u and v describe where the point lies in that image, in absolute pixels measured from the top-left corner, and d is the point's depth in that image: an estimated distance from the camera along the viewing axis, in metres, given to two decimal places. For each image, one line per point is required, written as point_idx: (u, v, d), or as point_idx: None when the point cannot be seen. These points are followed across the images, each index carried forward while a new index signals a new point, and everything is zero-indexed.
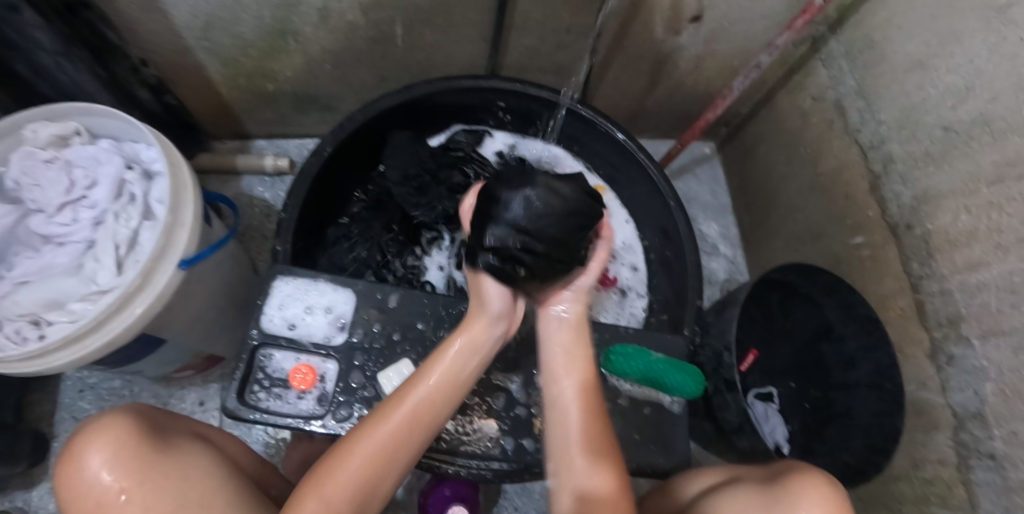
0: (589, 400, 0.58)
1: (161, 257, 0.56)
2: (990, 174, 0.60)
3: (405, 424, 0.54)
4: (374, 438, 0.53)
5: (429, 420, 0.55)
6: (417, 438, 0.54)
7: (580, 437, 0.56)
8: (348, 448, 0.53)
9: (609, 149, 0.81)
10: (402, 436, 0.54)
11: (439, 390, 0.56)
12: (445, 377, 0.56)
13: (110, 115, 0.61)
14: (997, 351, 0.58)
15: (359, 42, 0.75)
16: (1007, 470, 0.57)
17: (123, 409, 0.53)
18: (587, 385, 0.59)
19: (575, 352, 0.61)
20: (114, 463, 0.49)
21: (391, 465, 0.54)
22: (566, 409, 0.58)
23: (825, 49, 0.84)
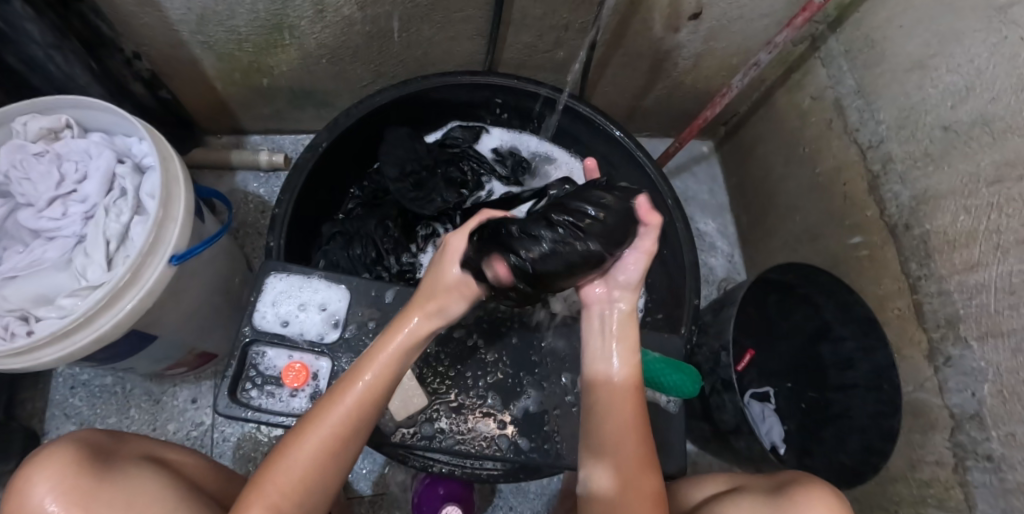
0: (635, 406, 0.55)
1: (152, 252, 0.55)
2: (990, 174, 0.59)
3: (341, 428, 0.50)
4: (318, 428, 0.50)
5: (365, 419, 0.51)
6: (354, 440, 0.51)
7: (613, 440, 0.54)
8: (284, 458, 0.50)
9: (607, 146, 0.80)
10: (343, 426, 0.50)
11: (379, 384, 0.51)
12: (388, 369, 0.51)
13: (101, 108, 0.61)
14: (995, 353, 0.58)
15: (356, 37, 0.74)
16: (1005, 471, 0.56)
17: (73, 437, 0.54)
18: (632, 388, 0.56)
19: (624, 349, 0.56)
20: (59, 490, 0.50)
21: (332, 468, 0.51)
22: (602, 411, 0.55)
23: (824, 48, 0.84)
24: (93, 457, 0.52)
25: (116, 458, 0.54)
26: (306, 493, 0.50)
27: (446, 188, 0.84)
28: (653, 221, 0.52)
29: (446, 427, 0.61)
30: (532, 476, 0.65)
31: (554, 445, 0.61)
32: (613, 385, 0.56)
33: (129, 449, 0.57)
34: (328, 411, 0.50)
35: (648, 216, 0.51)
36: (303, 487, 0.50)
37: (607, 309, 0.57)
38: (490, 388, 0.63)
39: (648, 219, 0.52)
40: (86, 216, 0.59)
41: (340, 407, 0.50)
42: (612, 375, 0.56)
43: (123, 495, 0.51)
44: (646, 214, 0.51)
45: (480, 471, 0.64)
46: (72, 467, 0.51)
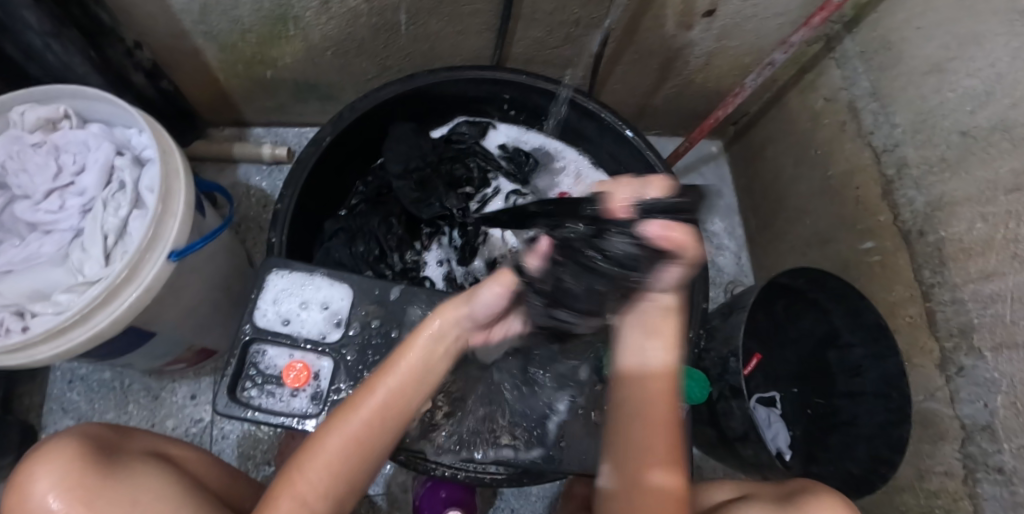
0: (671, 407, 0.48)
1: (150, 248, 0.54)
2: (1008, 182, 0.58)
3: (379, 415, 0.49)
4: (341, 431, 0.48)
5: (400, 409, 0.50)
6: (388, 431, 0.50)
7: (643, 444, 0.48)
8: (316, 445, 0.48)
9: (616, 145, 0.79)
10: (372, 429, 0.49)
11: (418, 371, 0.51)
12: (428, 355, 0.51)
13: (100, 99, 0.59)
14: (1009, 364, 0.57)
15: (361, 29, 0.73)
16: (1016, 485, 0.55)
17: (74, 432, 0.53)
18: (668, 387, 0.48)
19: (660, 345, 0.47)
20: (61, 486, 0.49)
21: (362, 460, 0.49)
22: (632, 409, 0.48)
23: (839, 48, 0.82)
24: (96, 452, 0.51)
25: (118, 454, 0.53)
26: (338, 486, 0.49)
27: (447, 194, 0.83)
28: (679, 240, 0.37)
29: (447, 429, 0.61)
30: (537, 482, 0.64)
31: (559, 449, 0.59)
32: (647, 384, 0.48)
33: (133, 446, 0.55)
34: (364, 396, 0.49)
35: (666, 244, 0.37)
36: (333, 480, 0.48)
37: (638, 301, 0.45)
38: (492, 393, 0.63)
39: (664, 252, 0.38)
40: (83, 210, 0.58)
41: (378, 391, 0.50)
42: (646, 371, 0.48)
43: (126, 492, 0.49)
44: (664, 244, 0.37)
45: (483, 475, 0.63)
46: (74, 463, 0.49)
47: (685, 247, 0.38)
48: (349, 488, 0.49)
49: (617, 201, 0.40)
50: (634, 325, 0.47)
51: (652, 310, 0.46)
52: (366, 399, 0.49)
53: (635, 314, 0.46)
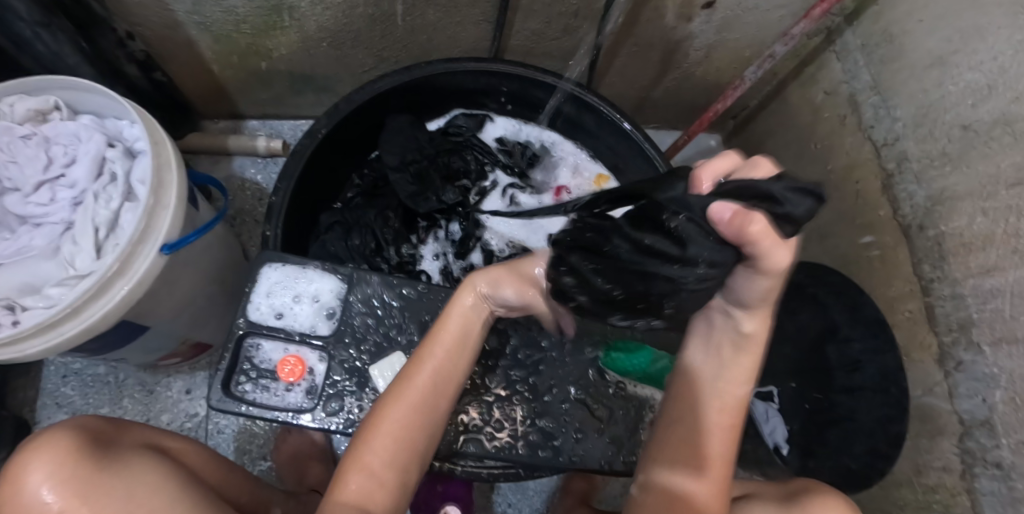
0: (726, 431, 0.53)
1: (142, 241, 0.53)
2: (1010, 176, 0.57)
3: (431, 384, 0.53)
4: (400, 401, 0.52)
5: (449, 380, 0.54)
6: (442, 401, 0.53)
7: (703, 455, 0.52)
8: (380, 421, 0.51)
9: (615, 138, 0.78)
10: (428, 396, 0.52)
11: (458, 343, 0.54)
12: (462, 326, 0.55)
13: (90, 90, 0.58)
14: (1009, 359, 0.56)
15: (357, 20, 0.72)
16: (1015, 480, 0.55)
17: (70, 424, 0.52)
18: (728, 410, 0.53)
19: (732, 366, 0.53)
20: (56, 479, 0.48)
21: (424, 434, 0.52)
22: (690, 409, 0.54)
23: (839, 41, 0.81)
24: (91, 445, 0.50)
25: (115, 448, 0.52)
26: (405, 461, 0.51)
27: (444, 188, 0.81)
28: (756, 227, 0.39)
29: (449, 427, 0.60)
30: (535, 477, 0.63)
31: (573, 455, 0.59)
32: (715, 398, 0.53)
33: (128, 440, 0.55)
34: (415, 369, 0.53)
35: (734, 230, 0.39)
36: (400, 452, 0.51)
37: (719, 317, 0.52)
38: (494, 390, 0.61)
39: (729, 234, 0.40)
40: (74, 203, 0.57)
41: (426, 364, 0.53)
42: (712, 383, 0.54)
43: (122, 485, 0.49)
44: (735, 227, 0.39)
45: (480, 470, 0.62)
46: (69, 455, 0.48)
47: (757, 232, 0.39)
48: (416, 463, 0.52)
49: (707, 172, 0.46)
50: (707, 341, 0.54)
51: (737, 334, 0.51)
52: (420, 367, 0.53)
53: (706, 331, 0.54)
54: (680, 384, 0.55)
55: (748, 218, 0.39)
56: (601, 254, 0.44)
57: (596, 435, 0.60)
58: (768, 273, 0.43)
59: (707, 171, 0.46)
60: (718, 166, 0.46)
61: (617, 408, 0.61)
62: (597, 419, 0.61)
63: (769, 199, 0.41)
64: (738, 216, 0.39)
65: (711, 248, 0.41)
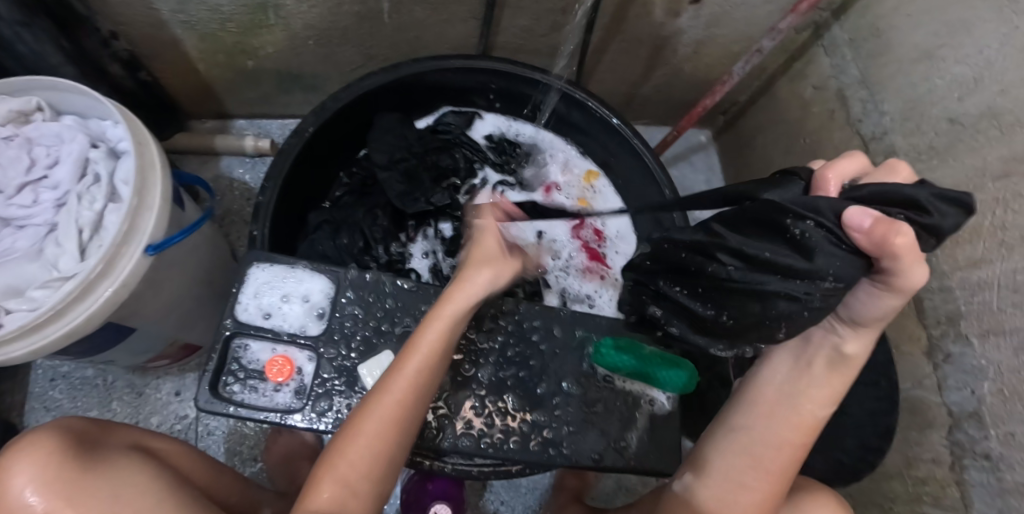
0: (791, 455, 0.55)
1: (126, 242, 0.53)
2: (996, 168, 0.57)
3: (407, 393, 0.51)
4: (376, 410, 0.50)
5: (427, 387, 0.52)
6: (417, 409, 0.52)
7: (751, 466, 0.55)
8: (357, 430, 0.50)
9: (604, 134, 0.78)
10: (404, 404, 0.51)
11: (438, 350, 0.52)
12: (443, 332, 0.53)
13: (73, 90, 0.58)
14: (997, 351, 0.56)
15: (344, 17, 0.71)
16: (1003, 472, 0.56)
17: (56, 425, 0.52)
18: (805, 428, 0.55)
19: (822, 392, 0.54)
20: (41, 481, 0.47)
21: (399, 443, 0.51)
22: (762, 424, 0.56)
23: (827, 35, 0.81)
24: (77, 446, 0.50)
25: (101, 449, 0.52)
26: (378, 470, 0.50)
27: (433, 190, 0.81)
28: (898, 241, 0.40)
29: (447, 425, 0.59)
30: (526, 474, 0.63)
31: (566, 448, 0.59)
32: (784, 419, 0.55)
33: (115, 441, 0.54)
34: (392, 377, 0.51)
35: (879, 237, 0.40)
36: (375, 461, 0.50)
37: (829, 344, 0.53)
38: (485, 383, 0.61)
39: (869, 240, 0.40)
40: (58, 204, 0.57)
41: (404, 372, 0.51)
42: (798, 407, 0.55)
43: (109, 486, 0.49)
44: (870, 236, 0.40)
45: (470, 468, 0.62)
46: (54, 456, 0.48)
47: (900, 245, 0.40)
48: (388, 472, 0.51)
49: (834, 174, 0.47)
50: (792, 366, 0.56)
51: (833, 360, 0.53)
52: (397, 375, 0.51)
53: (800, 350, 0.55)
54: (758, 396, 0.57)
55: (885, 230, 0.40)
56: (704, 281, 0.49)
57: (587, 428, 0.60)
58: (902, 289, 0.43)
59: (835, 175, 0.46)
60: (846, 169, 0.47)
61: (608, 404, 0.61)
62: (589, 413, 0.61)
63: (917, 209, 0.42)
64: (878, 225, 0.40)
65: (841, 259, 0.42)
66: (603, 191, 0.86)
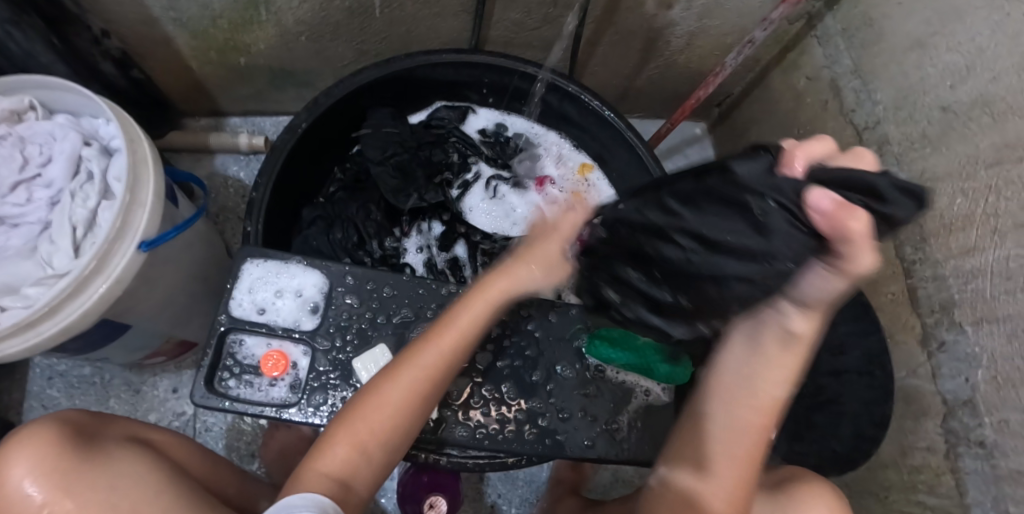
0: (756, 435, 0.53)
1: (119, 238, 0.53)
2: (989, 156, 0.57)
3: (433, 372, 0.53)
4: (401, 384, 0.52)
5: (454, 365, 0.55)
6: (439, 386, 0.54)
7: (721, 456, 0.53)
8: (375, 399, 0.52)
9: (598, 127, 0.78)
10: (431, 382, 0.53)
11: (470, 331, 0.55)
12: (481, 313, 0.55)
13: (64, 88, 0.58)
14: (990, 338, 0.56)
15: (335, 12, 0.71)
16: (997, 459, 0.56)
17: (53, 416, 0.52)
18: (768, 411, 0.52)
19: (779, 373, 0.51)
20: (39, 473, 0.48)
21: (415, 415, 0.53)
22: (724, 415, 0.53)
23: (820, 26, 0.81)
24: (75, 438, 0.50)
25: (99, 441, 0.52)
26: (392, 438, 0.53)
27: (427, 187, 0.81)
28: (856, 228, 0.36)
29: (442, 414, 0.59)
30: (522, 467, 0.64)
31: (560, 437, 0.60)
32: (747, 403, 0.52)
33: (112, 433, 0.54)
34: (416, 351, 0.53)
35: (837, 221, 0.37)
36: (393, 432, 0.53)
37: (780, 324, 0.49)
38: (483, 371, 0.61)
39: (828, 222, 0.37)
40: (52, 202, 0.57)
41: (430, 347, 0.54)
42: (756, 391, 0.52)
43: (106, 477, 0.49)
44: (825, 220, 0.38)
45: (465, 460, 0.63)
46: (52, 449, 0.48)
47: (857, 233, 0.37)
48: (400, 442, 0.53)
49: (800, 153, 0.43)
50: (747, 347, 0.52)
51: (782, 340, 0.50)
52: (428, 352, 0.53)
53: (754, 330, 0.52)
54: (715, 386, 0.54)
55: (838, 214, 0.37)
56: (659, 264, 0.48)
57: (583, 418, 0.60)
58: (849, 275, 0.40)
59: (803, 152, 0.43)
60: (815, 149, 0.43)
61: (603, 396, 0.61)
62: (584, 402, 0.61)
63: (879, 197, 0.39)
64: (833, 208, 0.37)
65: (796, 241, 0.41)
66: (597, 184, 0.86)
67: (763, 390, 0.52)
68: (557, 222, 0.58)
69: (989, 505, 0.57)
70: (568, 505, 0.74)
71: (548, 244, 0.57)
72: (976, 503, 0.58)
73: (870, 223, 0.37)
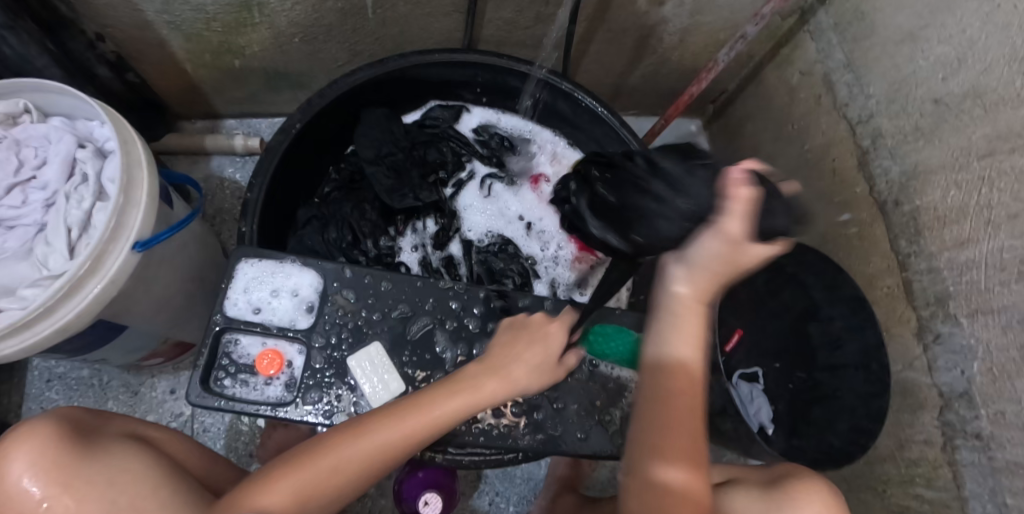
0: (691, 417, 0.49)
1: (113, 239, 0.54)
2: (981, 147, 0.57)
3: (389, 447, 0.52)
4: (350, 452, 0.51)
5: (411, 451, 0.53)
6: (389, 460, 0.52)
7: (664, 445, 0.49)
8: (331, 450, 0.51)
9: (592, 124, 0.78)
10: (384, 455, 0.52)
11: (439, 427, 0.53)
12: (459, 410, 0.53)
13: (59, 92, 0.58)
14: (985, 330, 0.56)
15: (328, 14, 0.72)
16: (994, 450, 0.56)
17: (50, 413, 0.52)
18: (690, 391, 0.48)
19: (688, 336, 0.47)
20: (37, 471, 0.47)
21: (361, 479, 0.52)
22: (650, 395, 0.49)
23: (813, 20, 0.81)
24: (72, 435, 0.50)
25: (98, 438, 0.52)
26: (333, 493, 0.52)
27: (422, 186, 0.82)
28: (739, 191, 0.40)
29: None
30: (519, 464, 0.63)
31: (557, 431, 0.60)
32: (674, 385, 0.49)
33: (110, 430, 0.54)
34: (377, 429, 0.51)
35: (725, 184, 0.41)
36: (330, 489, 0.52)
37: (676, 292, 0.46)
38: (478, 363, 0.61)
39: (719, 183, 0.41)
40: (47, 204, 0.57)
41: (393, 430, 0.52)
42: (672, 358, 0.48)
43: (106, 475, 0.49)
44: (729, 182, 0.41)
45: (461, 458, 0.62)
46: (49, 446, 0.48)
47: (738, 200, 0.40)
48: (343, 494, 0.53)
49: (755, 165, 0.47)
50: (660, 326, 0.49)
51: (678, 310, 0.46)
52: (391, 429, 0.52)
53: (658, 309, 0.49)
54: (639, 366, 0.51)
55: (735, 184, 0.41)
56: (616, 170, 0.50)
57: (578, 411, 0.60)
58: (714, 240, 0.41)
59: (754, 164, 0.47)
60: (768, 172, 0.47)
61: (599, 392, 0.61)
62: (581, 395, 0.61)
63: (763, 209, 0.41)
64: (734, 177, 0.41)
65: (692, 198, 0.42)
66: None
67: (678, 356, 0.48)
68: (554, 331, 0.59)
69: (986, 498, 0.56)
70: (564, 502, 0.74)
71: (540, 348, 0.58)
72: (973, 496, 0.58)
73: (751, 198, 0.40)
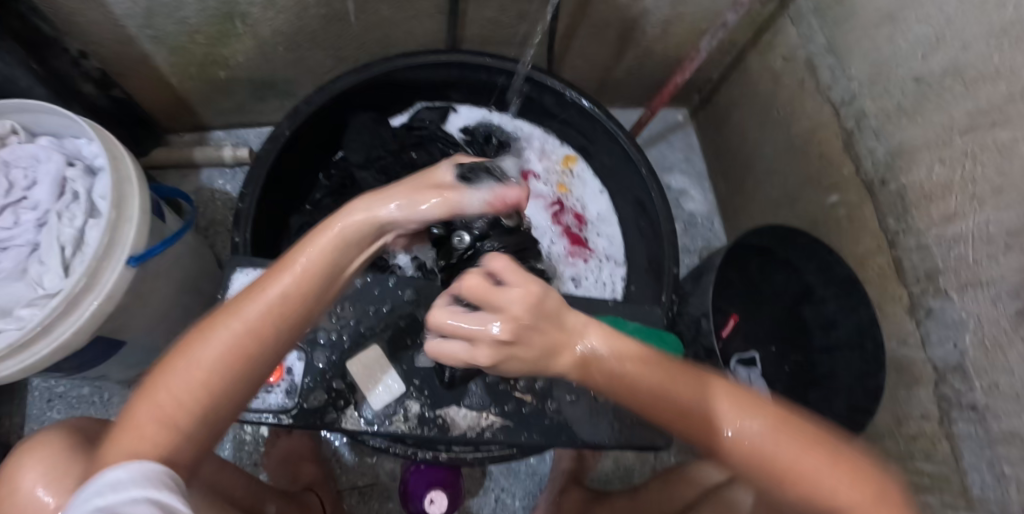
0: (664, 374, 0.42)
1: (108, 255, 0.54)
2: (963, 123, 0.58)
3: (263, 317, 0.42)
4: (220, 342, 0.41)
5: (295, 314, 0.43)
6: (273, 343, 0.42)
7: (696, 420, 0.42)
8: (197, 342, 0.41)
9: (581, 120, 0.79)
10: (259, 335, 0.41)
11: (318, 278, 0.43)
12: (333, 253, 0.43)
13: (46, 112, 0.58)
14: (975, 302, 0.57)
15: (311, 21, 0.72)
16: (989, 421, 0.56)
17: (61, 427, 0.51)
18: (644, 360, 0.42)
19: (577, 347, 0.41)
20: (50, 480, 0.47)
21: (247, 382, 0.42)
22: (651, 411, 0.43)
23: (792, 6, 0.82)
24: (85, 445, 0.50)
25: None
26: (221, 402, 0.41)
27: None
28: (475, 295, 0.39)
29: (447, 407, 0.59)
30: (521, 457, 0.64)
31: (558, 421, 0.60)
32: (633, 367, 0.41)
33: None
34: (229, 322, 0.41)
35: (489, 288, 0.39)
36: (205, 391, 0.40)
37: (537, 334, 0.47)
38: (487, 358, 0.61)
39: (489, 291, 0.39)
40: (39, 223, 0.57)
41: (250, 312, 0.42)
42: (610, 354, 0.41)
43: None
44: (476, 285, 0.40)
45: (466, 454, 0.64)
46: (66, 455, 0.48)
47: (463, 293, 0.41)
48: (216, 428, 0.42)
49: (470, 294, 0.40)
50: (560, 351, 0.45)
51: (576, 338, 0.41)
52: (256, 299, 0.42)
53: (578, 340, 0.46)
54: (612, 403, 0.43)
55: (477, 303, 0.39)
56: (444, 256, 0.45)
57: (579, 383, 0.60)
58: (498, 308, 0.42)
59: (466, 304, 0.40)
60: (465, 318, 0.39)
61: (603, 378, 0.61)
62: None
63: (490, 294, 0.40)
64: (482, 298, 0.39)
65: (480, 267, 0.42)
66: (580, 175, 0.89)
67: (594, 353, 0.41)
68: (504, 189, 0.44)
69: (984, 468, 0.57)
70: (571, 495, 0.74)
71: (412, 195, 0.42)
72: (972, 468, 0.58)
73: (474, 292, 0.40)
